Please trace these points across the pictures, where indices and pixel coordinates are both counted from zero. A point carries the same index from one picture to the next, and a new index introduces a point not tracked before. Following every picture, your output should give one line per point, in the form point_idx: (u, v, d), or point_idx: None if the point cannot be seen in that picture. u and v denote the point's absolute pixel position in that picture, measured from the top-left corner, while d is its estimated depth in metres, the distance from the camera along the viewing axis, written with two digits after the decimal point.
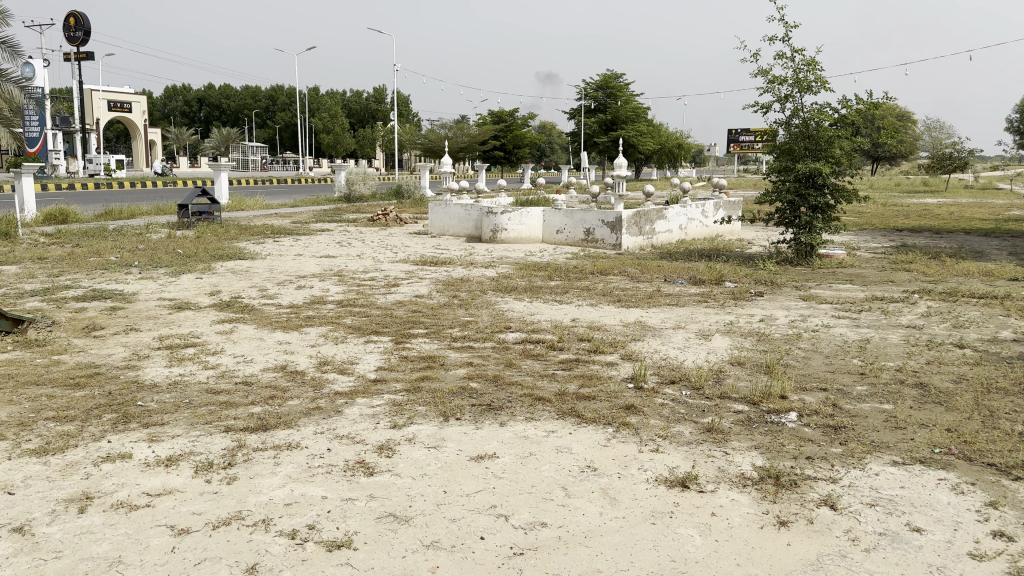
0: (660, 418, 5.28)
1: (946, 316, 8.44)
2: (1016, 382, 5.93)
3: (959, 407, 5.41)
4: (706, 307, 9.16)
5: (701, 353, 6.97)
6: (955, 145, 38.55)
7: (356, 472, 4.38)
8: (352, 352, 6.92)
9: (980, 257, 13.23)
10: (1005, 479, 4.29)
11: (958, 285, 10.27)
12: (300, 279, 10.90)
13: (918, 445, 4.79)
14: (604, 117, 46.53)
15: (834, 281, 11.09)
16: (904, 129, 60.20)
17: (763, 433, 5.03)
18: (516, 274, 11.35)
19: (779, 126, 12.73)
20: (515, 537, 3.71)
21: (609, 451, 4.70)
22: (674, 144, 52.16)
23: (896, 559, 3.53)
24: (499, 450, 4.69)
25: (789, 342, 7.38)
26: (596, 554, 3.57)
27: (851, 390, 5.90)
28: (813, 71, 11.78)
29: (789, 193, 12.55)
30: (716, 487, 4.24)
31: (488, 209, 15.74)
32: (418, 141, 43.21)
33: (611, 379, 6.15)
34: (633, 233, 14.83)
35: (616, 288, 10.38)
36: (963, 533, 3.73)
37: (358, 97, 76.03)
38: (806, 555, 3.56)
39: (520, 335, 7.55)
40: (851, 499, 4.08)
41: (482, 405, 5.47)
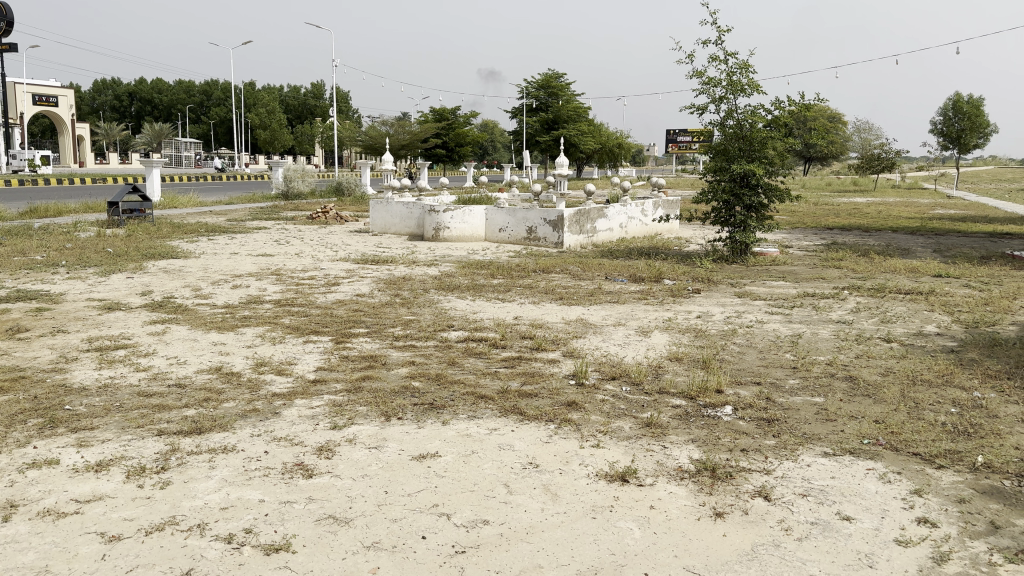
0: (601, 414, 5.34)
1: (874, 311, 8.72)
2: (939, 374, 6.17)
3: (886, 399, 5.61)
4: (646, 304, 9.29)
5: (641, 350, 7.07)
6: (883, 146, 39.89)
7: (294, 475, 4.31)
8: (291, 352, 6.80)
9: (906, 254, 13.72)
10: (929, 468, 4.46)
11: (886, 282, 10.63)
12: (237, 278, 10.66)
13: (847, 436, 4.94)
14: (546, 116, 46.75)
15: (768, 278, 11.38)
16: (834, 131, 62.02)
17: (700, 426, 5.14)
18: (458, 273, 11.31)
19: (715, 126, 12.97)
20: (456, 535, 3.70)
21: (550, 447, 4.73)
22: (615, 144, 52.74)
23: (826, 547, 3.64)
24: (442, 449, 4.68)
25: (725, 338, 7.53)
26: (538, 550, 3.59)
27: (784, 383, 6.06)
28: (746, 73, 12.04)
29: (725, 192, 12.82)
30: (655, 480, 4.30)
31: (430, 208, 15.68)
32: (359, 139, 42.75)
33: (553, 376, 6.19)
34: (575, 232, 14.93)
35: (558, 286, 10.45)
36: (889, 521, 3.87)
37: (296, 94, 74.82)
38: (741, 546, 3.64)
39: (462, 334, 7.54)
40: (784, 489, 4.20)
41: (424, 404, 5.44)
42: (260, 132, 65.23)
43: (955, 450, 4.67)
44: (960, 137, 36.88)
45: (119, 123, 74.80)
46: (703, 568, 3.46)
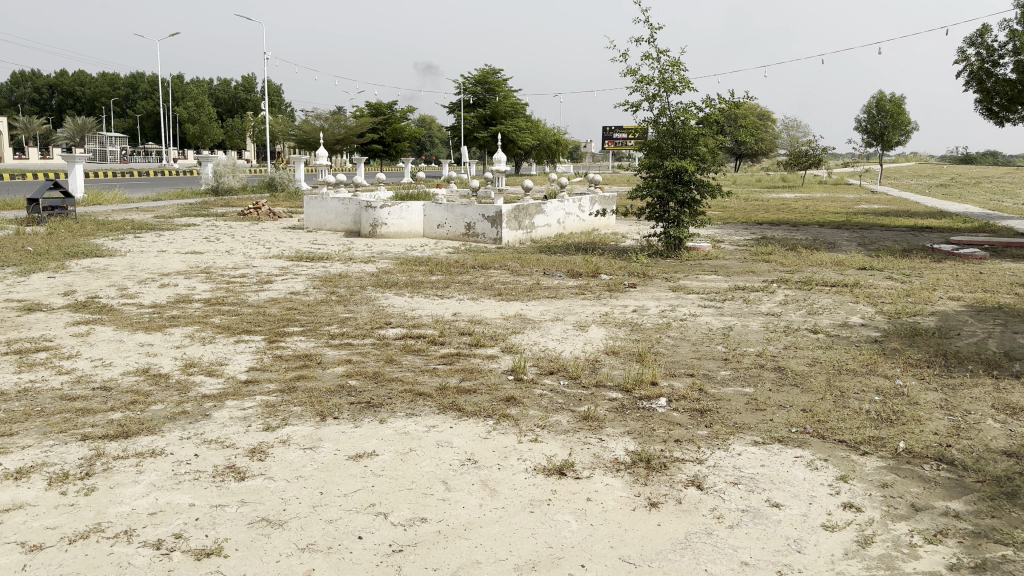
0: (539, 408, 5.37)
1: (801, 303, 8.98)
2: (863, 363, 6.39)
3: (813, 388, 5.79)
4: (583, 298, 9.37)
5: (578, 345, 7.12)
6: (810, 143, 41.11)
7: (225, 478, 4.21)
8: (222, 352, 6.63)
9: (833, 248, 14.19)
10: (854, 454, 4.61)
11: (813, 275, 10.96)
12: (164, 277, 10.34)
13: (776, 425, 5.08)
14: (483, 111, 46.71)
15: (700, 272, 11.61)
16: (764, 128, 63.64)
17: (635, 418, 5.21)
18: (396, 270, 11.22)
19: (649, 124, 13.16)
20: (393, 534, 3.67)
21: (489, 443, 4.73)
22: (552, 140, 53.00)
23: (757, 534, 3.73)
24: (379, 448, 4.62)
25: (660, 331, 7.66)
26: (475, 546, 3.58)
27: (716, 374, 6.20)
28: (677, 71, 12.24)
29: (659, 188, 13.02)
30: (592, 473, 4.34)
31: (367, 204, 15.54)
32: (293, 133, 41.99)
33: (491, 372, 6.19)
34: (513, 227, 14.93)
35: (496, 281, 10.46)
36: (817, 507, 3.99)
37: (227, 87, 73.04)
38: (674, 535, 3.70)
39: (400, 331, 7.48)
40: (716, 478, 4.29)
41: (361, 402, 5.38)
42: (189, 126, 63.35)
43: (878, 437, 4.84)
44: (882, 134, 38.26)
45: (38, 117, 71.75)
46: (639, 558, 3.51)
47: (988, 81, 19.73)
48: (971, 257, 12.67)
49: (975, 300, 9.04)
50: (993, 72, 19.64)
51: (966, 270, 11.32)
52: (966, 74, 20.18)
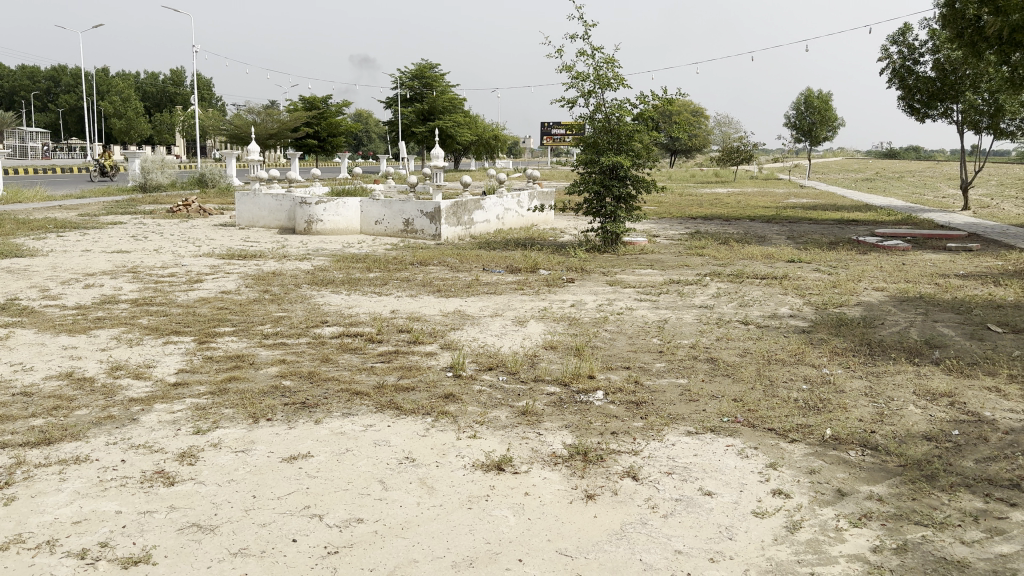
0: (477, 405, 5.37)
1: (733, 296, 9.17)
2: (792, 353, 6.58)
3: (744, 377, 5.95)
4: (522, 294, 9.40)
5: (517, 340, 7.14)
6: (741, 139, 42.01)
7: (153, 483, 4.10)
8: (150, 355, 6.44)
9: (763, 241, 14.57)
10: (783, 442, 4.75)
11: (744, 268, 11.22)
12: (89, 277, 9.99)
13: (709, 415, 5.19)
14: (420, 106, 46.40)
15: (637, 266, 11.76)
16: (697, 124, 64.85)
17: (573, 412, 5.26)
18: (332, 267, 11.06)
19: (585, 121, 13.26)
20: (329, 535, 3.62)
21: (427, 440, 4.71)
22: (490, 136, 52.92)
23: (690, 523, 3.81)
24: (314, 449, 4.56)
25: (597, 325, 7.74)
26: (412, 545, 3.56)
27: (651, 367, 6.30)
28: (612, 68, 12.36)
29: (596, 184, 13.14)
30: (530, 467, 4.37)
31: (301, 200, 15.29)
32: (224, 128, 40.99)
33: (430, 369, 6.16)
34: (452, 223, 14.87)
35: (434, 278, 10.41)
36: (747, 494, 4.09)
37: (154, 80, 70.88)
38: (610, 526, 3.75)
39: (336, 330, 7.37)
40: (651, 469, 4.36)
41: (296, 403, 5.30)
42: (115, 120, 61.12)
43: (805, 424, 4.99)
44: (811, 130, 39.34)
45: None
46: (575, 550, 3.54)
47: (910, 79, 20.51)
48: (894, 248, 13.15)
49: (897, 290, 9.38)
50: (914, 70, 20.43)
51: (888, 262, 11.75)
52: (889, 72, 20.92)
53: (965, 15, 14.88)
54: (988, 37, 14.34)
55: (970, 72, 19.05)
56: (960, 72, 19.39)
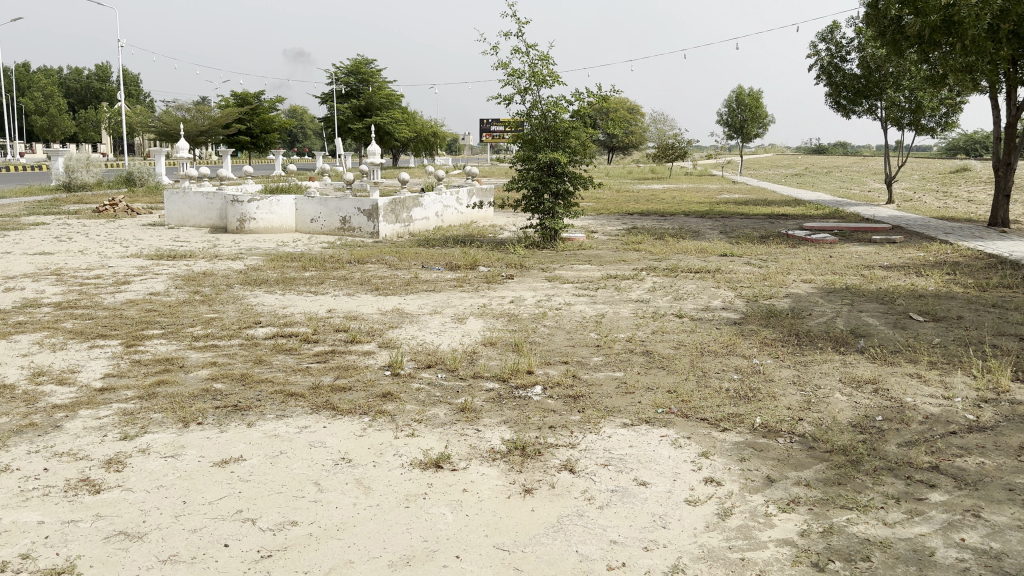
0: (415, 403, 5.35)
1: (668, 290, 9.34)
2: (724, 344, 6.74)
3: (678, 369, 6.07)
4: (461, 291, 9.41)
5: (456, 337, 7.13)
6: (676, 136, 42.70)
7: (78, 491, 3.97)
8: (74, 359, 6.23)
9: (697, 236, 14.87)
10: (715, 431, 4.86)
11: (679, 262, 11.43)
12: (8, 280, 9.61)
13: (644, 407, 5.28)
14: (357, 102, 45.86)
15: (575, 262, 11.86)
16: (633, 121, 65.70)
17: (511, 407, 5.29)
18: (266, 266, 10.87)
19: (522, 118, 13.30)
20: (262, 539, 3.56)
21: (363, 440, 4.67)
22: (429, 133, 52.62)
23: (625, 513, 3.87)
24: (246, 452, 4.48)
25: (536, 321, 7.79)
26: (348, 545, 3.53)
27: (589, 360, 6.38)
28: (547, 65, 12.43)
29: (534, 180, 13.20)
30: (468, 464, 4.38)
31: (233, 197, 14.97)
32: (153, 125, 39.82)
33: (367, 368, 6.10)
34: (390, 221, 14.74)
35: (373, 276, 10.34)
36: (681, 483, 4.18)
37: (77, 75, 68.38)
38: (547, 519, 3.78)
39: (270, 330, 7.24)
40: (587, 461, 4.42)
41: (228, 406, 5.19)
42: (36, 117, 58.75)
43: (737, 413, 5.12)
44: (742, 127, 40.26)
45: None
46: (513, 545, 3.56)
47: (837, 76, 21.16)
48: (822, 241, 13.57)
49: (825, 282, 9.68)
50: (841, 67, 21.10)
51: (816, 254, 12.12)
52: (818, 69, 21.56)
53: (887, 15, 15.41)
54: (908, 37, 14.90)
55: (893, 70, 19.77)
56: (883, 70, 20.11)
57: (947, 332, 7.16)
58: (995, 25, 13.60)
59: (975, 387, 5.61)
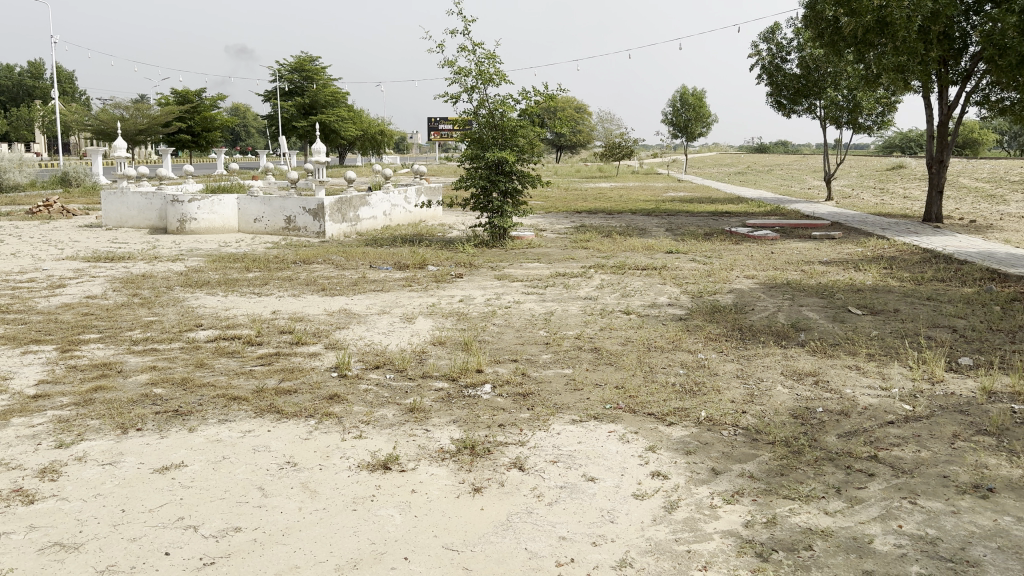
0: (363, 404, 5.29)
1: (616, 287, 9.41)
2: (670, 340, 6.83)
3: (626, 365, 6.13)
4: (410, 290, 9.35)
5: (404, 337, 7.08)
6: (622, 135, 43.07)
7: (10, 502, 3.82)
8: (5, 366, 6.00)
9: (644, 234, 15.03)
10: (661, 425, 4.92)
11: (626, 260, 11.53)
12: None
13: (593, 403, 5.31)
14: (301, 100, 45.17)
15: (524, 260, 11.87)
16: (580, 121, 66.14)
17: (460, 406, 5.27)
18: (208, 268, 10.63)
19: (469, 116, 13.25)
20: (204, 546, 3.48)
21: (309, 443, 4.60)
22: (376, 131, 52.13)
23: (574, 509, 3.89)
24: (188, 458, 4.38)
25: (485, 319, 7.77)
26: (294, 550, 3.48)
27: (538, 358, 6.39)
28: (493, 64, 12.42)
29: (482, 179, 13.17)
30: (416, 464, 4.35)
31: (173, 197, 14.63)
32: (88, 123, 38.63)
33: (313, 370, 6.02)
34: (336, 220, 14.56)
35: (320, 276, 10.20)
36: (629, 477, 4.22)
37: (8, 72, 66.04)
38: (496, 518, 3.78)
39: (212, 333, 7.09)
40: (536, 459, 4.43)
41: (168, 411, 5.06)
42: None
43: (683, 408, 5.19)
44: (686, 126, 40.83)
45: None
46: (462, 544, 3.55)
47: (777, 75, 21.62)
48: (765, 238, 13.84)
49: (767, 278, 9.87)
50: (781, 67, 21.56)
51: (759, 250, 12.36)
52: (759, 68, 22.02)
53: (825, 16, 15.81)
54: (845, 37, 15.30)
55: (831, 70, 20.28)
56: (822, 70, 20.62)
57: (884, 325, 7.37)
58: (927, 26, 14.00)
59: (911, 378, 5.80)
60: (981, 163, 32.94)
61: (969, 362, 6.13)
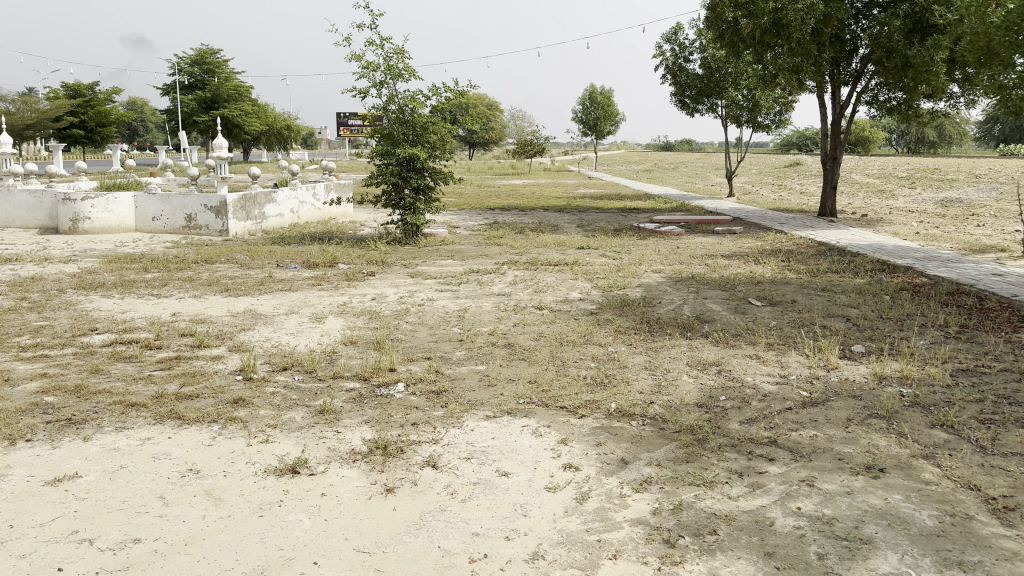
0: (270, 407, 5.16)
1: (529, 283, 9.48)
2: (582, 334, 6.93)
3: (539, 360, 6.18)
4: (319, 289, 9.18)
5: (314, 337, 6.94)
6: (533, 133, 43.36)
7: None
8: None
9: (556, 230, 15.19)
10: (573, 418, 4.99)
11: (539, 256, 11.63)
12: None
13: (506, 398, 5.34)
14: (203, 94, 43.70)
15: (438, 257, 11.82)
16: (492, 119, 66.31)
17: (373, 406, 5.21)
18: (103, 269, 10.14)
19: (379, 112, 13.07)
20: (101, 560, 3.33)
21: (213, 449, 4.46)
22: (283, 126, 50.85)
23: (487, 504, 3.90)
24: (82, 468, 4.17)
25: (398, 318, 7.70)
26: (197, 560, 3.36)
27: (451, 355, 6.37)
28: (402, 59, 12.30)
29: (393, 175, 13.01)
30: (326, 467, 4.27)
31: (64, 196, 13.91)
32: None
33: (217, 374, 5.83)
34: (240, 218, 14.14)
35: (224, 276, 9.90)
36: (541, 471, 4.26)
37: None
38: (408, 517, 3.75)
39: (108, 337, 6.78)
40: (450, 456, 4.42)
41: (61, 420, 4.81)
42: None
43: (594, 400, 5.28)
44: (596, 124, 41.49)
45: None
46: (373, 546, 3.51)
47: (681, 75, 22.21)
48: (671, 233, 14.19)
49: (673, 272, 10.12)
50: (685, 67, 22.16)
51: (666, 246, 12.67)
52: (663, 68, 22.58)
53: (724, 18, 16.30)
54: (744, 39, 15.84)
55: (732, 70, 20.98)
56: (723, 70, 21.30)
57: (783, 315, 7.68)
58: (820, 29, 14.63)
59: (808, 365, 6.06)
60: (873, 160, 34.64)
61: (861, 349, 6.45)
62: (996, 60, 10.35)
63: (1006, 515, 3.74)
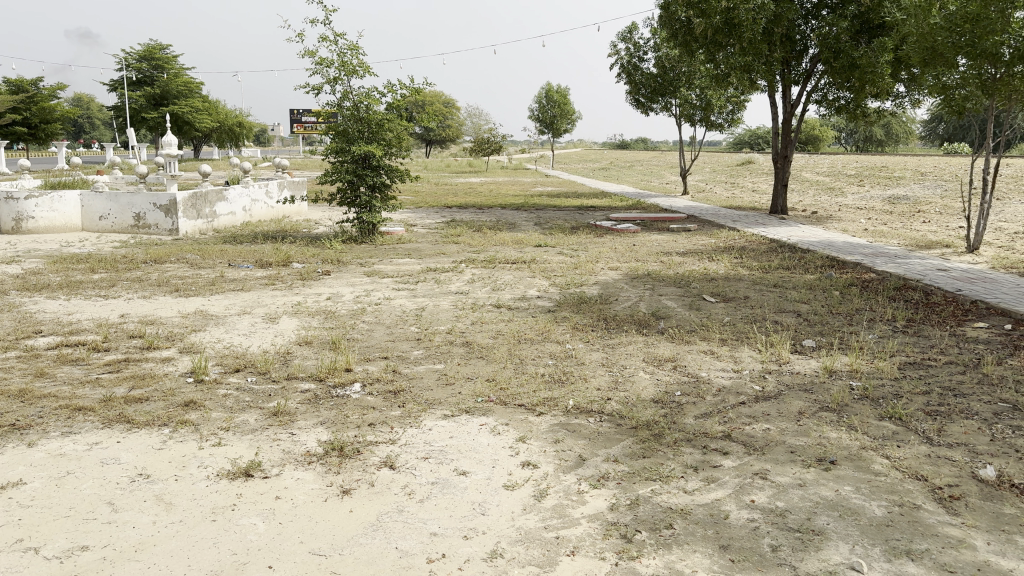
0: (222, 410, 5.07)
1: (486, 281, 9.47)
2: (539, 331, 6.95)
3: (496, 358, 6.18)
4: (273, 289, 9.06)
5: (268, 338, 6.84)
6: (490, 131, 43.28)
7: None
8: None
9: (513, 228, 15.20)
10: (531, 416, 5.00)
11: (496, 254, 11.62)
12: None
13: (464, 397, 5.32)
14: (151, 90, 42.74)
15: (394, 256, 11.75)
16: (449, 116, 66.04)
17: (329, 407, 5.15)
18: (47, 270, 9.85)
19: (333, 109, 12.92)
20: (47, 569, 3.24)
21: (164, 453, 4.37)
22: (235, 123, 49.99)
23: (445, 504, 3.88)
24: (26, 475, 4.05)
25: (354, 317, 7.63)
26: (148, 567, 3.29)
27: (409, 355, 6.34)
28: (356, 55, 12.18)
29: (348, 173, 12.86)
30: (281, 470, 4.21)
31: (6, 195, 13.49)
32: None
33: (167, 376, 5.71)
34: (190, 216, 13.88)
35: (174, 276, 9.70)
36: (500, 469, 4.26)
37: None
38: (365, 518, 3.72)
39: (53, 340, 6.59)
40: (407, 457, 4.39)
41: (4, 426, 4.67)
42: None
43: (551, 397, 5.30)
44: (552, 122, 41.57)
45: None
46: (330, 549, 3.47)
47: (636, 74, 22.38)
48: (627, 231, 14.30)
49: (629, 269, 10.20)
50: (639, 66, 22.34)
51: (622, 243, 12.77)
52: (618, 67, 22.72)
53: (677, 18, 16.47)
54: (697, 38, 16.01)
55: (685, 70, 21.24)
56: (677, 69, 21.53)
57: (737, 311, 7.80)
58: (771, 28, 14.85)
59: (760, 360, 6.16)
60: (823, 158, 35.33)
61: (812, 344, 6.58)
62: (939, 60, 10.68)
63: (951, 504, 3.84)
